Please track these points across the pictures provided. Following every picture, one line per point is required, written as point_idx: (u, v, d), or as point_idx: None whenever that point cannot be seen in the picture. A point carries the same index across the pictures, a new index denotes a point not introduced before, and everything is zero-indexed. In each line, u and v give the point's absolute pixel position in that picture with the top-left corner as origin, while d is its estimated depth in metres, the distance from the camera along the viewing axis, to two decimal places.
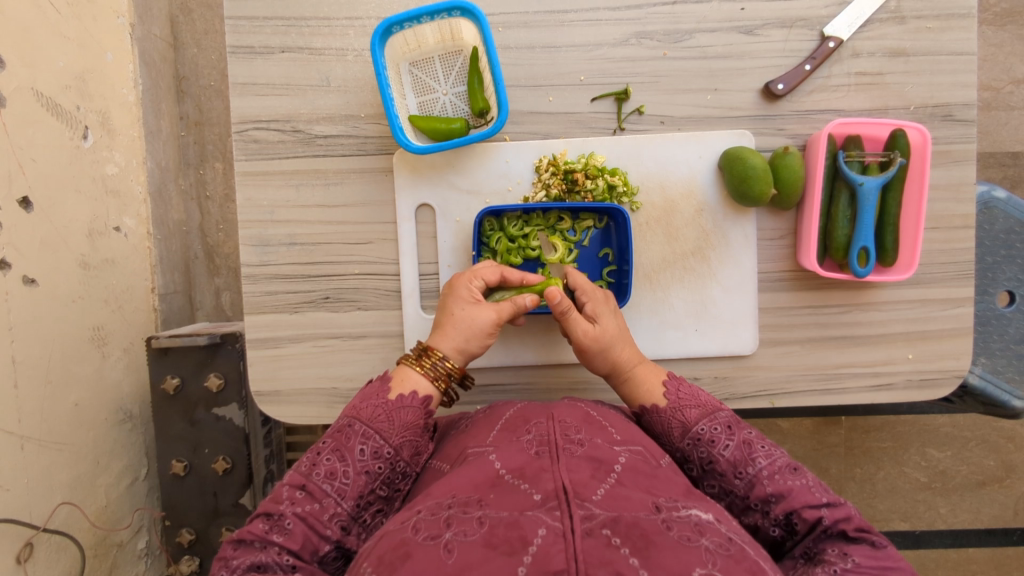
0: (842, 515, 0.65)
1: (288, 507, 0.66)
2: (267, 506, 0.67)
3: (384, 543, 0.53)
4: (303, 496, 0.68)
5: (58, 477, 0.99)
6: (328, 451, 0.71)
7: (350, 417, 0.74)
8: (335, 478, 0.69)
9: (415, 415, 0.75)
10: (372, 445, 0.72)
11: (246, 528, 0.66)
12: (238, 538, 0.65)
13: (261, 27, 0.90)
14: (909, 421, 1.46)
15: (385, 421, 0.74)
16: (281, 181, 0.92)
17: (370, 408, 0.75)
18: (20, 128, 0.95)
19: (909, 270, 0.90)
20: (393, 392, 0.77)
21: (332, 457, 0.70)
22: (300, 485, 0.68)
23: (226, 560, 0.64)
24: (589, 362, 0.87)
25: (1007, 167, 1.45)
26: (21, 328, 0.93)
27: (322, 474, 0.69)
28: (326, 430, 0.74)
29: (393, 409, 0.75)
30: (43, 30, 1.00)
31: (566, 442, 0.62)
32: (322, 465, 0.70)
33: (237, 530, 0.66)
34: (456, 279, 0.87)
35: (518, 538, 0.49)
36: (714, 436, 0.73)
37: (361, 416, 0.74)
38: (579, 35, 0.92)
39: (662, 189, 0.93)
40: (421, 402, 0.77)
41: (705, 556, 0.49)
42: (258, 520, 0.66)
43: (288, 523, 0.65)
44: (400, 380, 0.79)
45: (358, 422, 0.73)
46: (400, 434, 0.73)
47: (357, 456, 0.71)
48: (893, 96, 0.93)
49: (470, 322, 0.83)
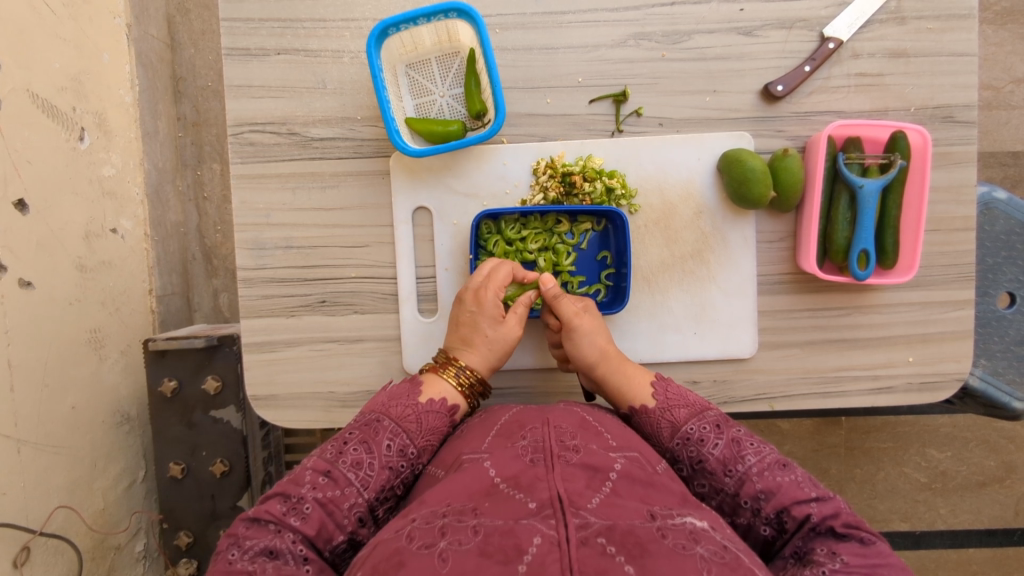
0: (830, 511, 0.64)
1: (310, 491, 0.66)
2: (288, 487, 0.67)
3: (378, 552, 0.52)
4: (325, 481, 0.67)
5: (55, 480, 0.99)
6: (355, 442, 0.71)
7: (379, 413, 0.75)
8: (361, 468, 0.69)
9: (440, 421, 0.77)
10: (398, 442, 0.72)
11: (263, 507, 0.65)
12: (253, 516, 0.64)
13: (257, 29, 0.89)
14: (910, 421, 1.45)
15: (413, 421, 0.75)
16: (277, 184, 0.91)
17: (399, 407, 0.75)
18: (16, 130, 0.94)
19: (909, 273, 0.89)
20: (424, 395, 0.77)
21: (359, 447, 0.71)
22: (324, 471, 0.68)
23: (237, 538, 0.62)
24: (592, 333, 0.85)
25: (1007, 167, 1.44)
26: (18, 332, 0.93)
27: (348, 462, 0.69)
28: (354, 421, 0.74)
29: (421, 411, 0.76)
30: (38, 31, 0.99)
31: (562, 449, 0.62)
32: (349, 454, 0.70)
33: (254, 509, 0.65)
34: (478, 292, 0.85)
35: (513, 547, 0.48)
36: (703, 435, 0.73)
37: (390, 413, 0.75)
38: (577, 36, 0.91)
39: (661, 192, 0.93)
40: (447, 410, 0.78)
41: (700, 564, 0.48)
42: (277, 501, 0.66)
43: (307, 508, 0.65)
44: (433, 388, 0.79)
45: (387, 419, 0.74)
46: (425, 436, 0.75)
47: (384, 450, 0.71)
48: (894, 97, 0.92)
49: (500, 339, 0.85)
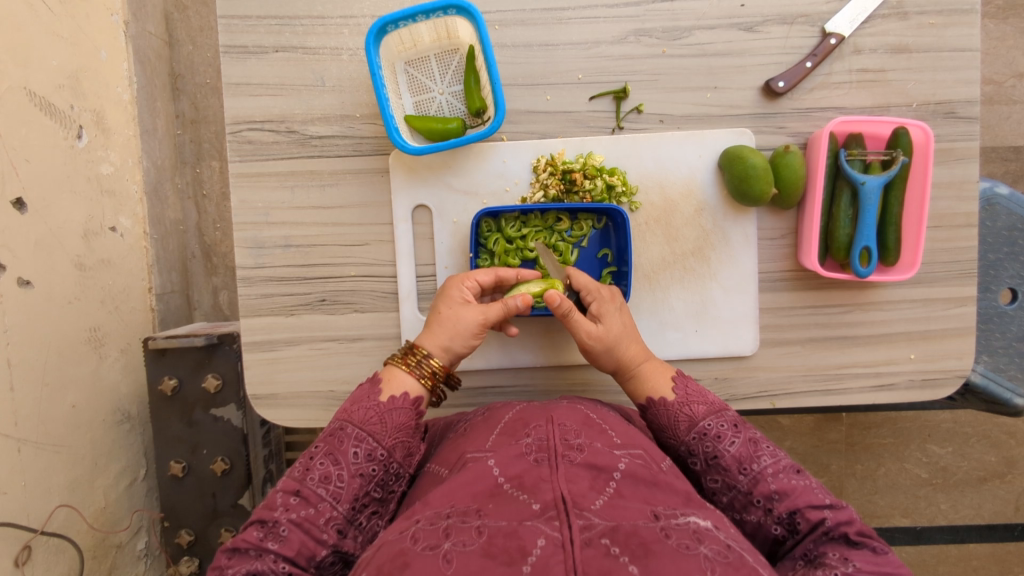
0: (845, 518, 0.64)
1: (283, 514, 0.66)
2: (262, 513, 0.67)
3: (382, 553, 0.52)
4: (297, 502, 0.67)
5: (56, 479, 0.98)
6: (321, 455, 0.70)
7: (342, 420, 0.73)
8: (329, 481, 0.68)
9: (407, 416, 0.75)
10: (365, 447, 0.71)
11: (241, 536, 0.65)
12: (233, 547, 0.64)
13: (255, 27, 0.89)
14: (910, 417, 1.45)
15: (378, 423, 0.73)
16: (276, 182, 0.91)
17: (361, 411, 0.74)
18: (13, 127, 0.93)
19: (911, 270, 0.89)
20: (383, 394, 0.76)
21: (325, 461, 0.70)
22: (294, 490, 0.68)
23: (220, 570, 0.63)
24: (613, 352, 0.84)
25: (1009, 161, 1.44)
26: (17, 331, 0.93)
27: (316, 478, 0.68)
28: (319, 434, 0.73)
29: (384, 411, 0.74)
30: (35, 28, 0.99)
31: (566, 448, 0.61)
32: (316, 469, 0.69)
33: (232, 539, 0.65)
34: (447, 282, 0.86)
35: (518, 548, 0.48)
36: (720, 431, 0.73)
37: (353, 419, 0.73)
38: (577, 32, 0.91)
39: (662, 189, 0.92)
40: (412, 403, 0.76)
41: (704, 564, 0.48)
42: (253, 527, 0.65)
43: (283, 530, 0.64)
44: (390, 379, 0.78)
45: (350, 425, 0.73)
46: (393, 435, 0.73)
47: (351, 458, 0.70)
48: (895, 93, 0.92)
49: (455, 321, 0.82)
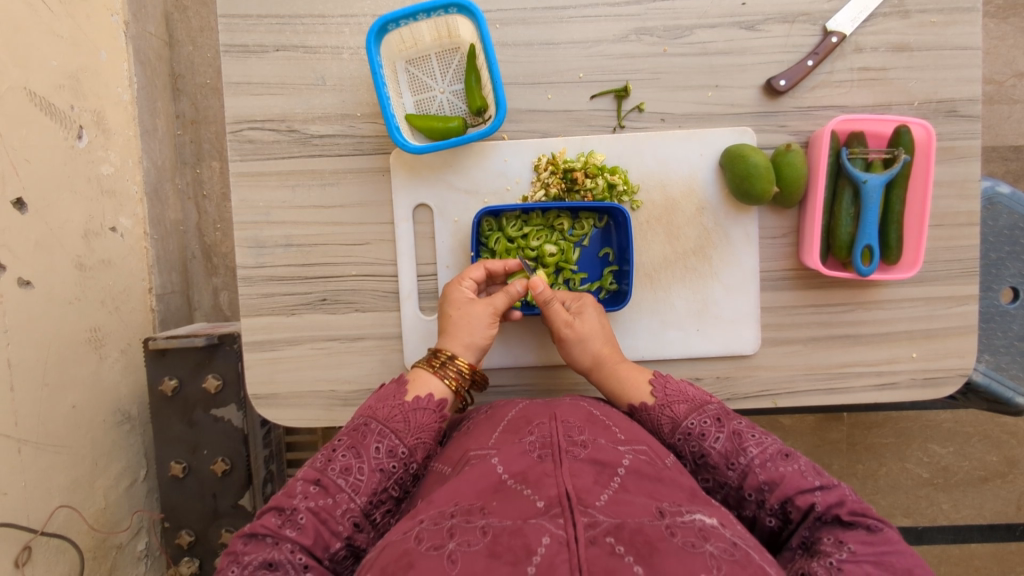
0: (835, 499, 0.64)
1: (302, 502, 0.66)
2: (281, 500, 0.67)
3: (386, 554, 0.52)
4: (316, 491, 0.67)
5: (56, 479, 0.98)
6: (344, 448, 0.70)
7: (366, 416, 0.73)
8: (350, 473, 0.68)
9: (430, 418, 0.74)
10: (388, 443, 0.71)
11: (259, 521, 0.65)
12: (249, 532, 0.64)
13: (255, 26, 0.89)
14: (911, 417, 1.45)
15: (401, 421, 0.73)
16: (276, 182, 0.91)
17: (386, 408, 0.74)
18: (12, 127, 0.93)
19: (914, 268, 0.89)
20: (410, 394, 0.76)
21: (347, 453, 0.70)
22: (315, 480, 0.68)
23: (235, 555, 0.63)
24: (580, 349, 0.85)
25: (1010, 161, 1.44)
26: (17, 331, 0.92)
27: (337, 469, 0.68)
28: (342, 428, 0.73)
29: (408, 410, 0.73)
30: (34, 27, 0.98)
31: (570, 444, 0.61)
32: (338, 460, 0.69)
33: (250, 525, 0.65)
34: (445, 288, 0.86)
35: (523, 547, 0.48)
36: (704, 429, 0.73)
37: (377, 415, 0.73)
38: (579, 31, 0.91)
39: (663, 188, 0.92)
40: (438, 406, 0.75)
41: (710, 561, 0.48)
42: (270, 514, 0.66)
43: (301, 518, 0.64)
44: (419, 384, 0.77)
45: (374, 421, 0.72)
46: (415, 434, 0.72)
47: (373, 453, 0.70)
48: (897, 92, 0.91)
49: (468, 319, 0.83)
